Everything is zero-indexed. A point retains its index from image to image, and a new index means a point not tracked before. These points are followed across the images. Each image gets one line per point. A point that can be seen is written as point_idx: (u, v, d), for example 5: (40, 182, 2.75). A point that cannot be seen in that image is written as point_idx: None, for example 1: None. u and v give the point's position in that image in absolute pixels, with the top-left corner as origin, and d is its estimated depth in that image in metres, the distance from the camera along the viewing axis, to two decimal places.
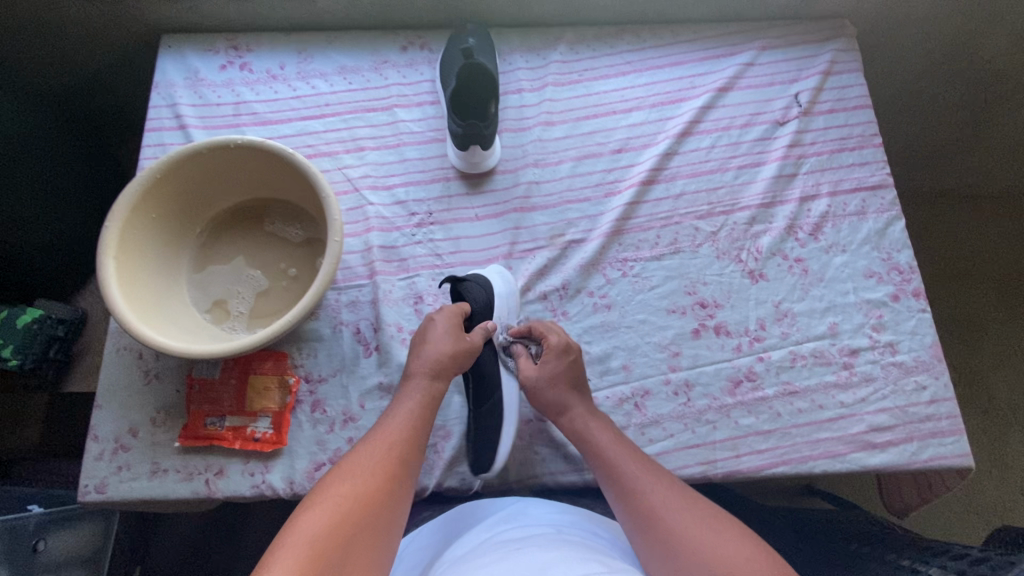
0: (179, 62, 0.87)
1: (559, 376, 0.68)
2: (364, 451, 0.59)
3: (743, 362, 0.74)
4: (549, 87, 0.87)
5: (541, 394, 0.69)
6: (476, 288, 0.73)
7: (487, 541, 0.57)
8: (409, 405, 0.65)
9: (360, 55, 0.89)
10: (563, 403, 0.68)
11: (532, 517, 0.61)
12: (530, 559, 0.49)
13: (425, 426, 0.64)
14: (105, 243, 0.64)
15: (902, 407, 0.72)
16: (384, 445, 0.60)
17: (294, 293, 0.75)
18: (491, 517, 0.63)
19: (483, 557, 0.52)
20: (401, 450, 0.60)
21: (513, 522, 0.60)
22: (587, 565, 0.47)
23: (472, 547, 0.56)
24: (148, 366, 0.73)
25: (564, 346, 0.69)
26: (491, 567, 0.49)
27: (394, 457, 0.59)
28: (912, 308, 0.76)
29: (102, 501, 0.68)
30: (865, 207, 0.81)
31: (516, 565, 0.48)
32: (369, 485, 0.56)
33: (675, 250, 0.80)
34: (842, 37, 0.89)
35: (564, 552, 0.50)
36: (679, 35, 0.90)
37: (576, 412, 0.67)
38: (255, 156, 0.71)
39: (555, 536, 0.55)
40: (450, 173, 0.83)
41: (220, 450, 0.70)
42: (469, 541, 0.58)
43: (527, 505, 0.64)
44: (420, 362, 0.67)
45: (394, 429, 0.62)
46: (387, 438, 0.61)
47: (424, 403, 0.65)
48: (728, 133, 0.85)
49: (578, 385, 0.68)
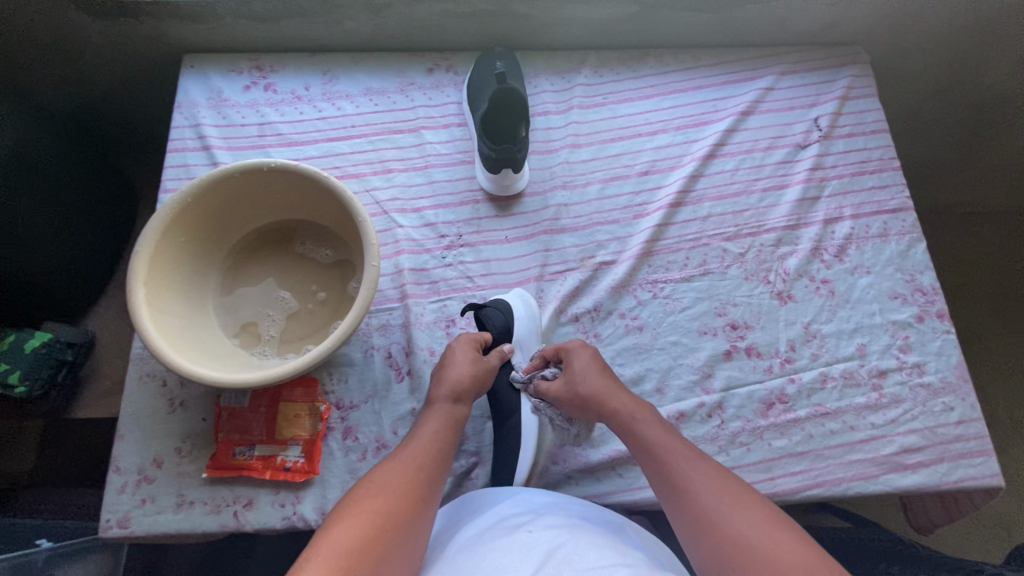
0: (202, 82, 0.86)
1: (587, 367, 0.66)
2: (389, 468, 0.55)
3: (775, 384, 0.74)
4: (575, 110, 0.88)
5: (577, 394, 0.65)
6: (494, 314, 0.72)
7: (490, 523, 0.54)
8: (433, 426, 0.61)
9: (385, 77, 0.89)
10: (600, 393, 0.64)
11: (535, 501, 0.58)
12: (542, 542, 0.47)
13: (450, 446, 0.60)
14: (135, 269, 0.62)
15: (931, 427, 0.72)
16: (413, 465, 0.56)
17: (325, 316, 0.75)
18: (500, 501, 0.58)
19: (489, 538, 0.49)
20: (430, 470, 0.56)
21: (519, 506, 0.57)
22: (603, 553, 0.45)
23: (474, 531, 0.53)
24: (173, 394, 0.71)
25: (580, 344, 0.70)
26: (501, 550, 0.46)
27: (421, 475, 0.55)
28: (937, 329, 0.77)
29: (124, 536, 0.65)
30: (887, 229, 0.82)
31: (529, 549, 0.46)
32: (396, 504, 0.51)
33: (704, 271, 0.80)
34: (857, 63, 0.92)
35: (578, 536, 0.48)
36: (700, 60, 0.92)
37: (615, 404, 0.63)
38: (288, 177, 0.70)
39: (565, 521, 0.53)
40: (479, 197, 0.83)
41: (249, 480, 0.68)
42: (472, 525, 0.55)
43: (528, 492, 0.60)
44: (440, 387, 0.64)
45: (420, 448, 0.58)
46: (414, 458, 0.57)
47: (449, 424, 0.62)
48: (752, 156, 0.86)
49: (607, 374, 0.67)
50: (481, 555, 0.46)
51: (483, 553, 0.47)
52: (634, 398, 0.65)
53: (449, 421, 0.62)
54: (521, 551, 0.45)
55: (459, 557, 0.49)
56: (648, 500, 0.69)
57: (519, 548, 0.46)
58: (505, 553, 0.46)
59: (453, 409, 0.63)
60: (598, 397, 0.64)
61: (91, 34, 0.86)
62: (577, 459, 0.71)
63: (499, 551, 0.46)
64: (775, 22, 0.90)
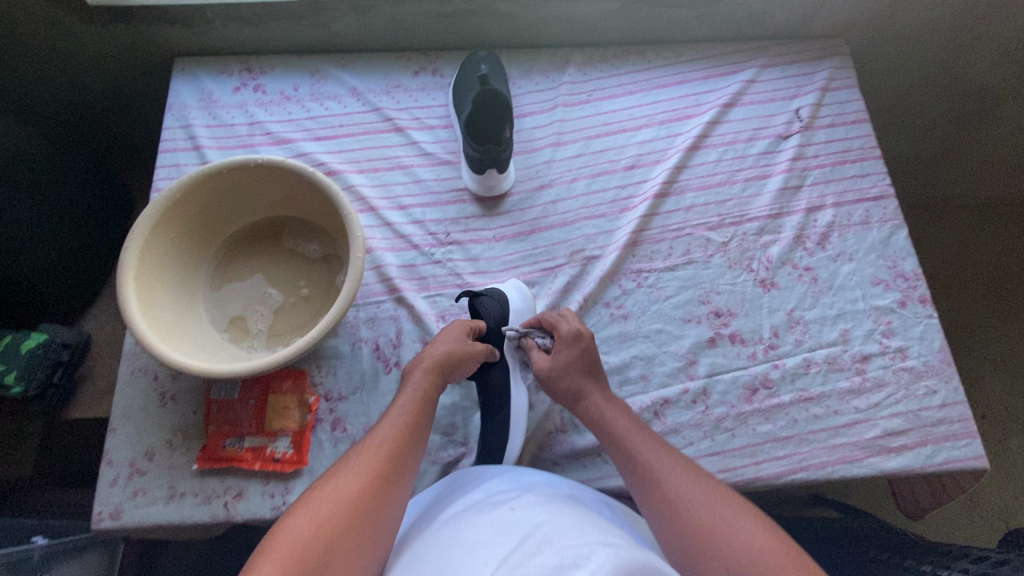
0: (192, 85, 0.88)
1: (575, 361, 0.68)
2: (363, 448, 0.56)
3: (759, 370, 0.75)
4: (560, 108, 0.89)
5: (562, 381, 0.68)
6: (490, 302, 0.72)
7: (477, 500, 0.54)
8: (407, 402, 0.61)
9: (373, 78, 0.91)
10: (579, 387, 0.67)
11: (525, 481, 0.59)
12: (524, 520, 0.47)
13: (424, 423, 0.61)
14: (124, 264, 0.63)
15: (914, 411, 0.73)
16: (382, 444, 0.56)
17: (312, 309, 0.76)
18: (487, 478, 0.59)
19: (475, 513, 0.50)
20: (402, 447, 0.57)
21: (508, 483, 0.57)
22: (585, 532, 0.45)
23: (461, 507, 0.54)
24: (164, 388, 0.72)
25: (573, 335, 0.69)
26: (484, 526, 0.47)
27: (392, 455, 0.56)
28: (919, 314, 0.77)
29: (116, 528, 0.66)
30: (869, 217, 0.83)
31: (512, 525, 0.46)
32: (359, 487, 0.52)
33: (688, 260, 0.81)
34: (837, 55, 0.93)
35: (561, 515, 0.48)
36: (682, 55, 0.94)
37: (592, 400, 0.66)
38: (276, 173, 0.71)
39: (551, 499, 0.53)
40: (465, 196, 0.84)
41: (239, 472, 0.69)
42: (459, 501, 0.56)
43: (518, 471, 0.61)
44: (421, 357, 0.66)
45: (393, 427, 0.58)
46: (384, 436, 0.57)
47: (424, 399, 0.62)
48: (734, 148, 0.87)
49: (593, 369, 0.68)
50: (465, 529, 0.48)
51: (465, 530, 0.47)
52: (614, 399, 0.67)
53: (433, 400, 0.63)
54: (504, 527, 0.46)
55: (445, 528, 0.50)
56: None
57: (501, 525, 0.46)
58: (486, 530, 0.46)
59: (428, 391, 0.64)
60: (577, 391, 0.67)
61: (84, 40, 0.88)
62: (563, 445, 0.72)
63: (481, 529, 0.46)
64: (755, 16, 0.91)
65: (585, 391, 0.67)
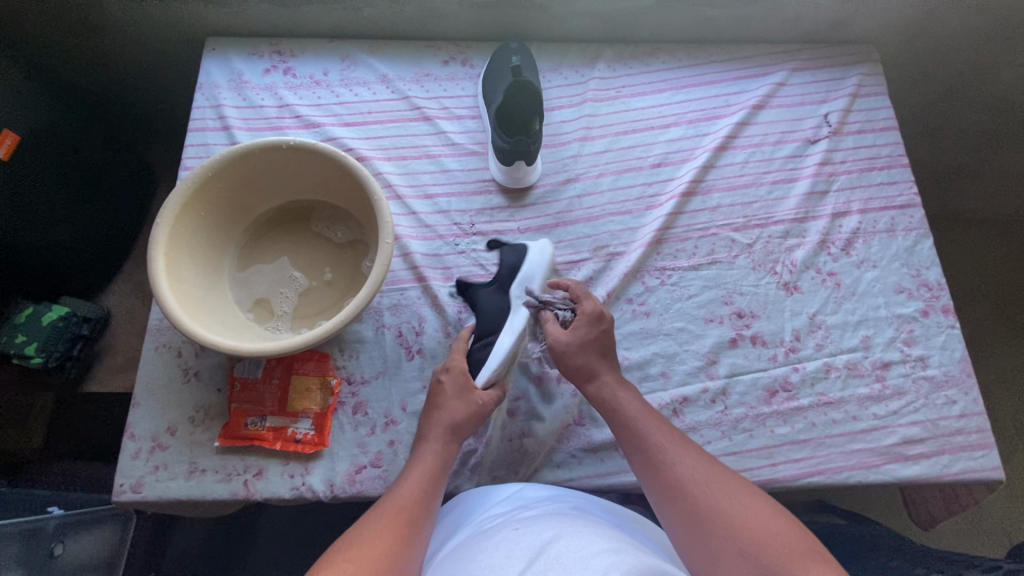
0: (223, 64, 0.88)
1: (590, 343, 0.66)
2: (375, 514, 0.54)
3: (779, 372, 0.75)
4: (588, 103, 0.89)
5: (576, 358, 0.66)
6: (508, 253, 0.76)
7: (483, 525, 0.56)
8: (421, 468, 0.60)
9: (403, 66, 0.91)
10: (592, 368, 0.66)
11: (526, 498, 0.60)
12: (531, 537, 0.48)
13: (436, 489, 0.59)
14: (156, 239, 0.64)
15: (933, 420, 0.73)
16: (396, 507, 0.55)
17: (337, 293, 0.76)
18: (491, 502, 0.61)
19: (483, 538, 0.51)
20: (414, 511, 0.55)
21: (510, 504, 0.59)
22: (591, 540, 0.47)
23: (468, 533, 0.55)
24: (188, 365, 0.73)
25: (592, 317, 0.67)
26: (493, 548, 0.48)
27: (406, 519, 0.54)
28: (942, 323, 0.77)
29: (137, 501, 0.67)
30: (895, 225, 0.83)
31: (520, 546, 0.48)
32: (375, 548, 0.51)
33: (711, 260, 0.81)
34: (869, 61, 0.93)
35: (565, 526, 0.50)
36: (713, 55, 0.93)
37: (605, 379, 0.65)
38: (308, 156, 0.71)
39: (554, 512, 0.55)
40: (491, 187, 0.84)
41: (260, 450, 0.69)
42: (464, 530, 0.57)
43: (520, 489, 0.62)
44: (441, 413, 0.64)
45: (406, 490, 0.57)
46: (399, 500, 0.56)
47: (435, 464, 0.60)
48: (761, 150, 0.87)
49: (608, 350, 0.67)
50: (475, 554, 0.49)
51: (474, 554, 0.49)
52: (625, 381, 0.66)
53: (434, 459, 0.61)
54: (511, 547, 0.47)
55: (456, 557, 0.51)
56: None
57: (508, 545, 0.48)
58: (495, 553, 0.47)
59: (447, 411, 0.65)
60: (589, 370, 0.66)
61: (117, 15, 0.88)
62: (581, 439, 0.72)
63: (490, 551, 0.48)
64: (788, 18, 0.91)
65: (597, 371, 0.66)
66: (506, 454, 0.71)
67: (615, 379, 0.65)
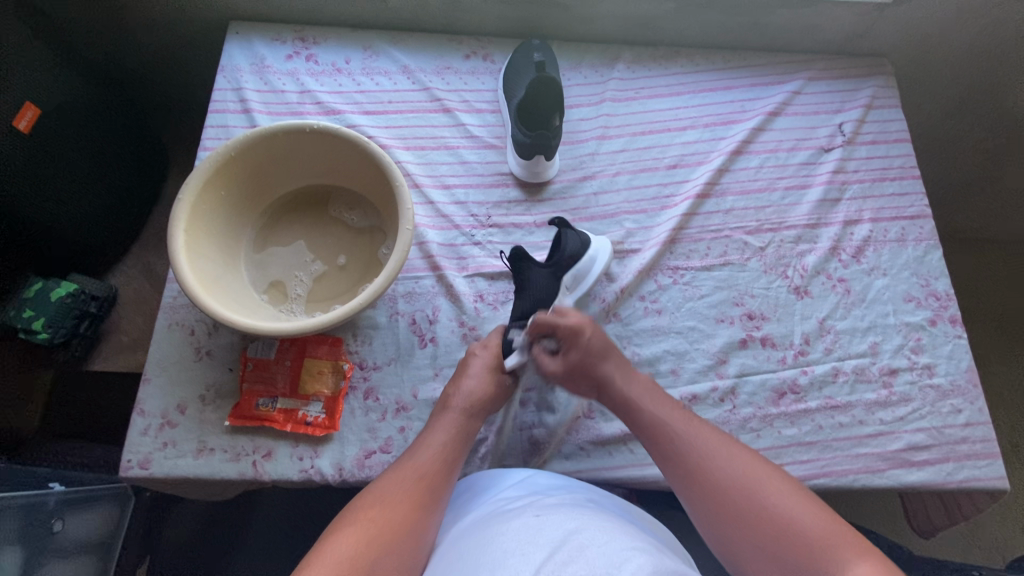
0: (246, 48, 0.89)
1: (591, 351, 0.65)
2: (391, 479, 0.56)
3: (788, 374, 0.76)
4: (606, 103, 0.90)
5: (580, 376, 0.66)
6: (572, 237, 0.75)
7: (496, 507, 0.56)
8: (441, 438, 0.61)
9: (425, 58, 0.92)
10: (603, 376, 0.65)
11: (541, 484, 0.60)
12: (551, 529, 0.48)
13: (456, 462, 0.60)
14: (177, 215, 0.64)
15: (938, 428, 0.73)
16: (414, 474, 0.56)
17: (351, 277, 0.77)
18: (505, 482, 0.61)
19: (499, 522, 0.52)
20: (431, 481, 0.57)
21: (525, 488, 0.59)
22: (614, 539, 0.46)
23: (481, 515, 0.55)
24: (200, 343, 0.73)
25: (575, 328, 0.66)
26: (509, 533, 0.48)
27: (422, 487, 0.56)
28: (948, 333, 0.78)
29: (143, 477, 0.66)
30: (905, 235, 0.84)
31: (540, 535, 0.47)
32: (392, 513, 0.52)
33: (724, 261, 0.82)
34: (882, 74, 0.95)
35: (585, 522, 0.49)
36: (730, 61, 0.95)
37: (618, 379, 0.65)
38: (329, 139, 0.71)
39: (571, 502, 0.55)
40: (509, 180, 0.85)
41: (270, 432, 0.69)
42: (477, 510, 0.57)
43: (535, 474, 0.62)
44: (454, 397, 0.65)
45: (425, 460, 0.58)
46: (417, 467, 0.57)
47: (457, 437, 0.62)
48: (776, 156, 0.88)
49: (609, 351, 0.66)
50: (492, 538, 0.49)
51: (490, 537, 0.49)
52: (633, 373, 0.66)
53: (450, 437, 0.62)
54: (529, 535, 0.47)
55: (470, 538, 0.51)
56: (658, 476, 0.70)
57: (527, 533, 0.48)
58: (514, 538, 0.47)
59: (470, 388, 0.65)
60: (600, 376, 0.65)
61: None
62: (589, 432, 0.72)
63: (506, 536, 0.48)
64: (806, 28, 0.92)
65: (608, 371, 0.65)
66: (516, 444, 0.71)
67: (629, 380, 0.65)
